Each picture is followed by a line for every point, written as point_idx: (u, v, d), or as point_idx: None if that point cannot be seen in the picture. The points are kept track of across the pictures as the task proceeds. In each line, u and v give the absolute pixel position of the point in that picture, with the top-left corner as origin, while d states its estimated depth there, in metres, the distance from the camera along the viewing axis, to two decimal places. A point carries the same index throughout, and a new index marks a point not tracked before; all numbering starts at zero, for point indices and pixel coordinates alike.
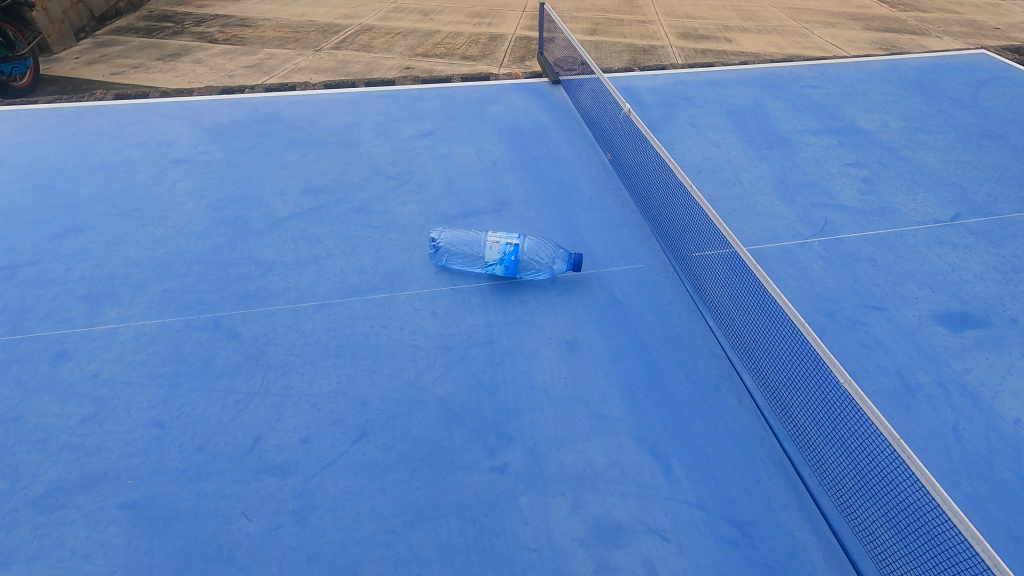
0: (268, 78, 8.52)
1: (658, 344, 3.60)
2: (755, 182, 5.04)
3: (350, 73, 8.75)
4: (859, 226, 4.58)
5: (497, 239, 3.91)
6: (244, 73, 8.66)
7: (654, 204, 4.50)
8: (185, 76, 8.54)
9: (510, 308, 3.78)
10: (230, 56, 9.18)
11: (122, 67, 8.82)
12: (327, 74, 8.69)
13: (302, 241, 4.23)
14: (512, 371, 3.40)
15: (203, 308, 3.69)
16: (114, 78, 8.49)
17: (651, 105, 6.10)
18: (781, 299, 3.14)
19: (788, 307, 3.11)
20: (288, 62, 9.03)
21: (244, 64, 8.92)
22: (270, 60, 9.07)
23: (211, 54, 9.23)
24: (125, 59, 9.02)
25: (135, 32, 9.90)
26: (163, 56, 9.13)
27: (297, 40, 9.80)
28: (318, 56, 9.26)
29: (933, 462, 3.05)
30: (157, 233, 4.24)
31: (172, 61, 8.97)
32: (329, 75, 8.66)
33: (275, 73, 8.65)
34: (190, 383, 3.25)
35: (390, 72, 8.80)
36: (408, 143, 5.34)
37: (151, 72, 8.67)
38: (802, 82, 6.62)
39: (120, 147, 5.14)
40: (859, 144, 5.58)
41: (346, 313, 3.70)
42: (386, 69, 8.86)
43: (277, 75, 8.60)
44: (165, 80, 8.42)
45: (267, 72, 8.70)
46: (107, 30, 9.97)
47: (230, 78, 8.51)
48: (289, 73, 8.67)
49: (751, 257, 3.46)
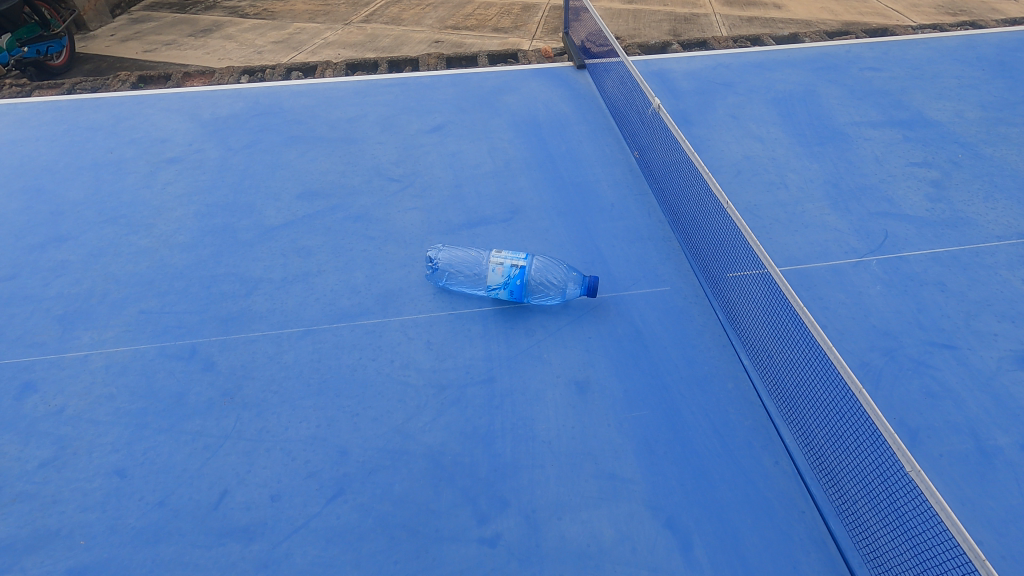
0: (296, 54, 8.20)
1: (682, 388, 3.14)
2: (803, 185, 4.42)
3: (378, 48, 8.29)
4: (925, 241, 3.95)
5: (502, 260, 3.45)
6: (273, 49, 8.35)
7: (685, 216, 3.96)
8: (215, 54, 8.28)
9: (515, 339, 3.36)
10: (261, 31, 8.83)
11: (154, 44, 8.59)
12: (355, 50, 8.26)
13: (292, 255, 3.88)
14: (512, 418, 3.00)
15: (181, 333, 3.39)
16: (145, 56, 8.28)
17: (686, 92, 5.46)
18: (835, 357, 2.62)
19: (841, 363, 2.60)
20: (317, 37, 8.63)
21: (274, 40, 8.59)
22: (300, 35, 8.70)
23: (241, 30, 8.90)
24: (158, 36, 8.78)
25: (167, 8, 9.65)
26: (195, 32, 8.86)
27: (326, 13, 9.35)
28: (348, 30, 8.83)
29: (1015, 553, 2.53)
30: (141, 244, 3.96)
31: (203, 37, 8.70)
32: (356, 51, 8.25)
33: (303, 49, 8.32)
34: (158, 423, 2.97)
35: (419, 47, 8.31)
36: (415, 139, 4.90)
37: (182, 49, 8.43)
38: (862, 63, 5.83)
39: (113, 145, 4.86)
40: (927, 139, 4.85)
41: (332, 342, 3.35)
42: (415, 43, 8.37)
43: (305, 51, 8.25)
44: (195, 58, 8.18)
45: (296, 48, 8.36)
46: (141, 6, 9.74)
47: (258, 54, 8.23)
48: (317, 49, 8.30)
49: (797, 296, 2.93)
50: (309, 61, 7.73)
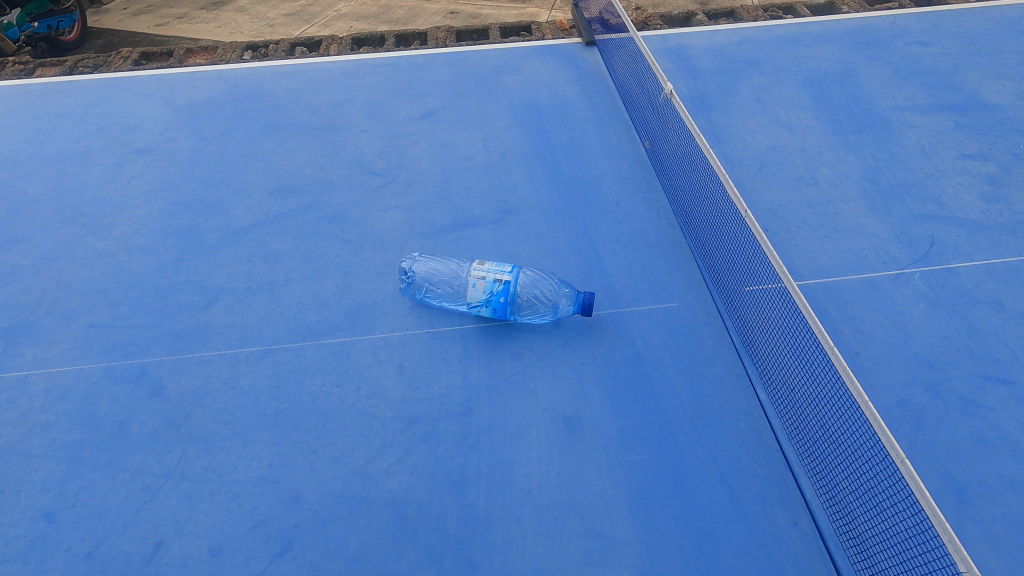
0: (307, 27, 7.79)
1: (688, 427, 2.72)
2: (837, 181, 3.88)
3: (390, 20, 7.81)
4: (979, 251, 3.42)
5: (484, 273, 3.04)
6: (284, 22, 7.94)
7: (699, 221, 3.47)
8: (227, 27, 7.93)
9: (497, 364, 2.96)
10: (273, 2, 8.38)
11: (166, 17, 8.24)
12: (366, 23, 7.81)
13: (259, 260, 3.52)
14: (490, 460, 2.63)
15: (130, 351, 3.07)
16: (157, 31, 7.97)
17: (707, 71, 4.89)
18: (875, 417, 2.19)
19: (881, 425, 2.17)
20: (330, 8, 8.17)
21: (286, 12, 8.15)
22: (313, 6, 8.23)
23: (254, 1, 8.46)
24: (170, 8, 8.41)
25: None
26: (207, 4, 8.45)
27: None
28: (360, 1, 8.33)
29: None
30: (97, 247, 3.64)
31: (216, 9, 8.30)
32: (368, 23, 7.80)
33: (315, 22, 7.90)
34: (94, 459, 2.67)
35: (433, 18, 7.79)
36: (403, 127, 4.46)
37: (194, 23, 8.09)
38: (908, 37, 5.17)
39: (81, 134, 4.52)
40: (983, 127, 4.25)
41: (293, 364, 3.00)
42: (429, 14, 7.85)
43: (317, 25, 7.83)
44: (206, 33, 7.85)
45: (308, 21, 7.94)
46: None
47: (270, 28, 7.85)
48: (329, 22, 7.86)
49: (829, 336, 2.49)
50: (316, 35, 7.29)
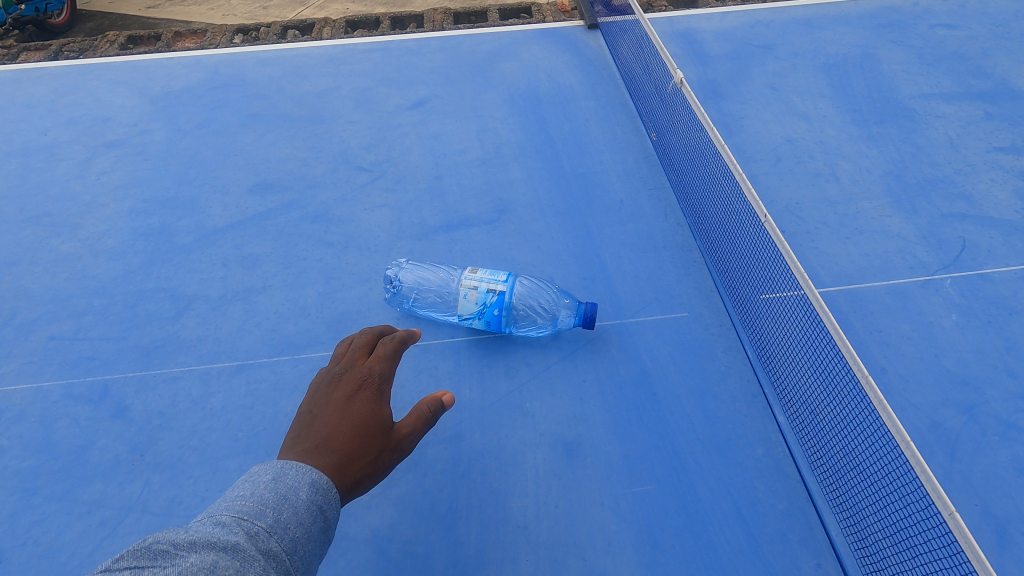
0: (302, 9, 7.45)
1: (699, 453, 2.49)
2: (858, 176, 3.60)
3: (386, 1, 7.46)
4: (1014, 254, 3.15)
5: (477, 283, 2.74)
6: (278, 4, 7.60)
7: (711, 222, 3.20)
8: (220, 9, 7.60)
9: (491, 381, 2.72)
10: None
11: None
12: (362, 4, 7.46)
13: (235, 265, 3.27)
14: (482, 491, 2.40)
15: (93, 367, 2.83)
16: (149, 12, 7.65)
17: (717, 57, 4.58)
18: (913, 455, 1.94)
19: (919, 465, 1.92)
20: None
21: None
22: None
23: None
24: None
25: None
26: None
27: None
28: None
29: None
30: (62, 250, 3.38)
31: None
32: (364, 4, 7.45)
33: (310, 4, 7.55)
34: (51, 489, 2.45)
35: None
36: (393, 118, 4.17)
37: (186, 5, 7.76)
38: (932, 19, 4.84)
39: (49, 126, 4.23)
40: (1015, 117, 3.95)
41: (268, 382, 2.76)
42: None
43: (312, 6, 7.49)
44: (199, 15, 7.53)
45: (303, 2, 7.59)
46: None
47: (264, 10, 7.52)
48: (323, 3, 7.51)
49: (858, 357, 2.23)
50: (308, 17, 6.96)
